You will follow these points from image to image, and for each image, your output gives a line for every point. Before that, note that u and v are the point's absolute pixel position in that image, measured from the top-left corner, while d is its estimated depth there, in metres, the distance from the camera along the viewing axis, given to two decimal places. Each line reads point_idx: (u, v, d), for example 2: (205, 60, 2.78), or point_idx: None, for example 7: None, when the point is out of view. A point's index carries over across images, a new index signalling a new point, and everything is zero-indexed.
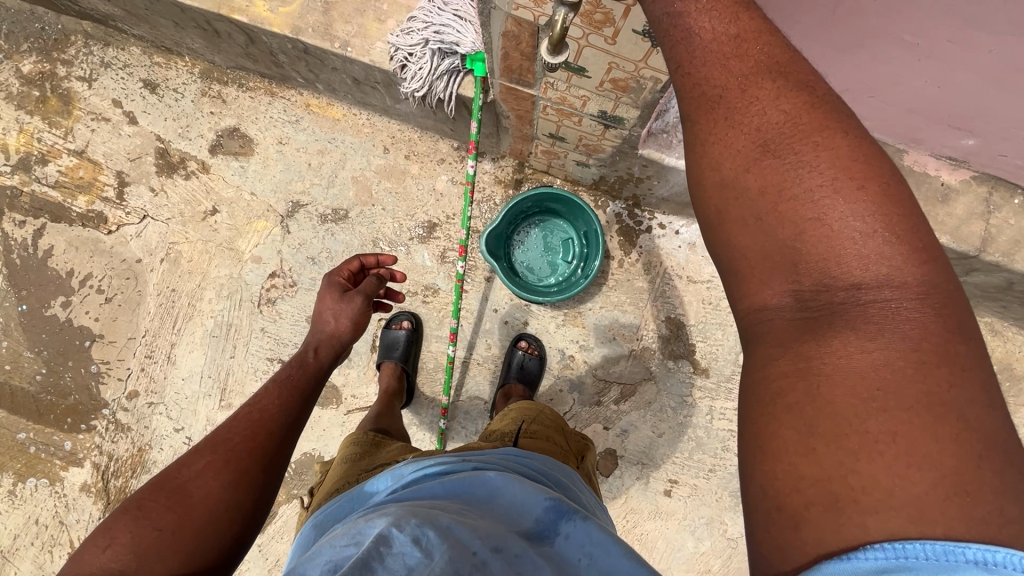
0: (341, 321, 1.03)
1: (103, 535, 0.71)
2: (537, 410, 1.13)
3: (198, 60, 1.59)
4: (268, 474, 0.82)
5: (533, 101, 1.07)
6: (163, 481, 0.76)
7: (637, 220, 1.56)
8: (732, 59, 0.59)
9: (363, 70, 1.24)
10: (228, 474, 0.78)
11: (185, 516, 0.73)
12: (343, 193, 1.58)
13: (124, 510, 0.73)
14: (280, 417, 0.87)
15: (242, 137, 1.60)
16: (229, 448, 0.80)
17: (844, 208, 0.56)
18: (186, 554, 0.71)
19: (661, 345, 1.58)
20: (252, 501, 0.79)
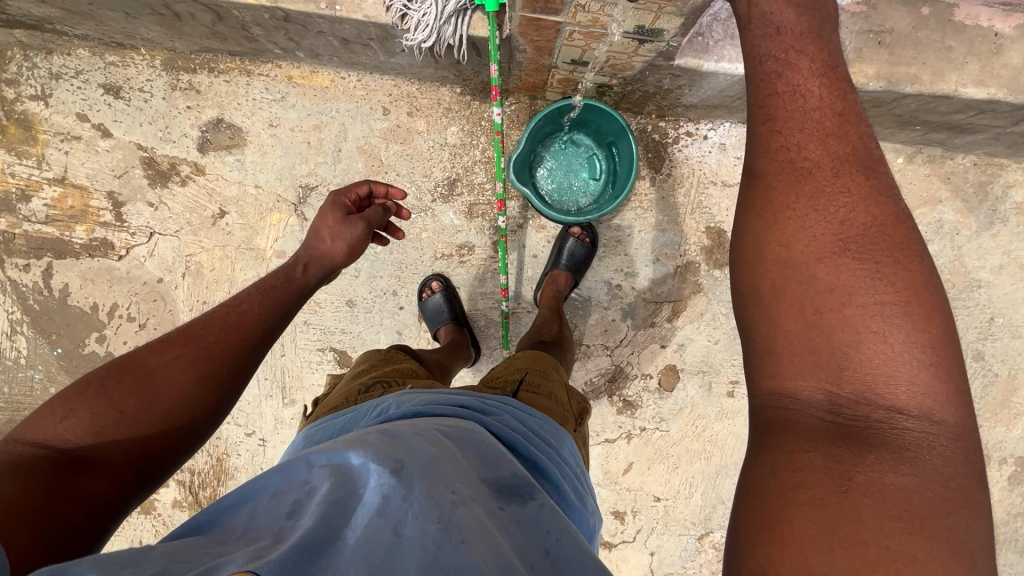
0: (337, 246, 1.09)
1: (64, 405, 0.74)
2: (540, 362, 1.08)
3: (156, 50, 1.43)
4: (233, 379, 0.85)
5: (558, 27, 0.97)
6: (132, 364, 0.79)
7: (663, 133, 1.49)
8: (832, 138, 0.63)
9: (355, 28, 1.11)
10: (194, 370, 0.81)
11: (145, 404, 0.76)
12: (352, 166, 1.49)
13: (88, 385, 0.76)
14: (258, 325, 0.92)
15: (230, 127, 1.47)
16: (202, 344, 0.84)
17: (905, 331, 0.55)
18: (139, 439, 0.75)
19: (706, 256, 1.56)
20: (212, 403, 0.82)
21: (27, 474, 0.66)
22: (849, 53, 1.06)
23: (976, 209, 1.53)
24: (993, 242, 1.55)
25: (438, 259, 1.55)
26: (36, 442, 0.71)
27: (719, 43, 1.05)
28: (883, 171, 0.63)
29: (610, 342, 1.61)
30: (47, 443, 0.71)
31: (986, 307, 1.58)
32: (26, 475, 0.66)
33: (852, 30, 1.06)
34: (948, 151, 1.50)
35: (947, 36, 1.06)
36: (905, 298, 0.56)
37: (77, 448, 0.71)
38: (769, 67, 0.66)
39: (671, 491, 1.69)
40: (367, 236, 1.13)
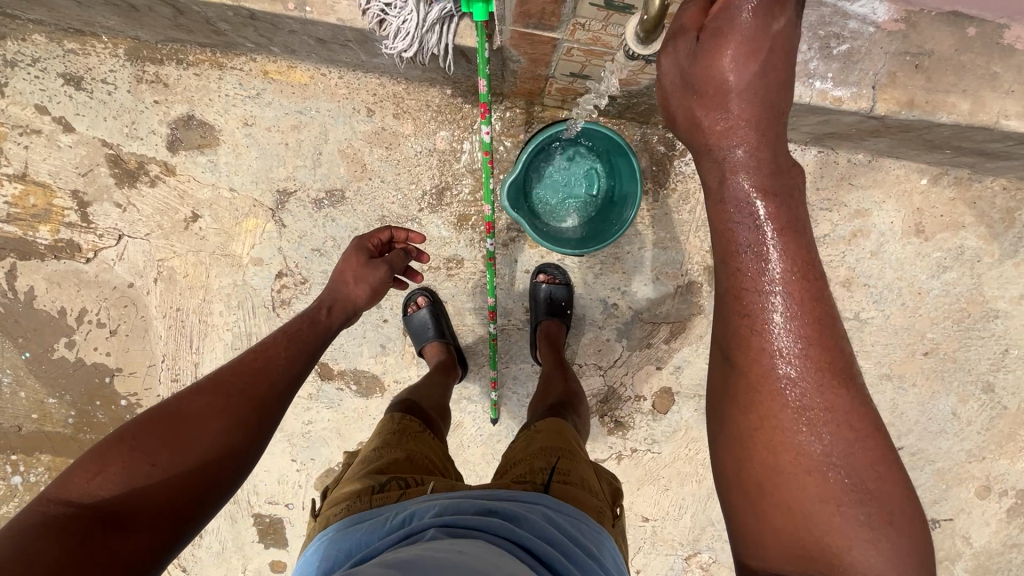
0: (361, 286, 1.07)
1: (97, 458, 0.67)
2: (562, 433, 0.99)
3: (119, 38, 1.30)
4: (265, 427, 0.79)
5: (555, 43, 0.86)
6: (165, 413, 0.73)
7: (670, 144, 1.37)
8: (798, 320, 0.54)
9: (329, 30, 0.99)
10: (227, 417, 0.75)
11: (176, 456, 0.69)
12: (334, 171, 1.39)
13: (120, 438, 0.70)
14: (288, 367, 0.87)
15: (201, 124, 1.36)
16: (236, 389, 0.78)
17: (879, 545, 0.51)
18: (172, 494, 0.68)
19: (709, 276, 1.47)
20: (243, 454, 0.75)
21: (55, 538, 0.59)
22: (882, 77, 0.95)
23: (1000, 236, 1.44)
24: (1015, 272, 1.46)
25: (424, 271, 1.46)
26: (64, 498, 0.64)
27: None
28: (846, 341, 0.57)
29: (603, 362, 1.54)
30: (77, 504, 0.63)
31: (1000, 338, 1.50)
32: (52, 538, 0.58)
33: (886, 51, 0.94)
34: (976, 174, 1.39)
35: (992, 61, 0.95)
36: (857, 434, 0.54)
37: (107, 505, 0.64)
38: (721, 226, 0.58)
39: (660, 511, 1.66)
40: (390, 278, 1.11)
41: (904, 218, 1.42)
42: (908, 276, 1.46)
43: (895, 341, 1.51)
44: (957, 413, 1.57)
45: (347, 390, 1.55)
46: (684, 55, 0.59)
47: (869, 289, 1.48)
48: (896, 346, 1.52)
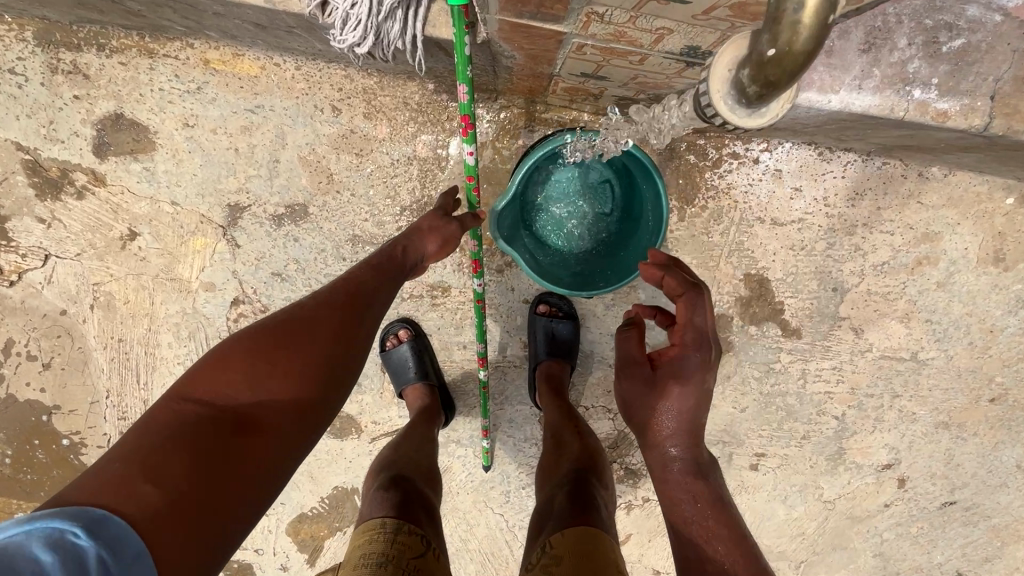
0: (433, 238, 0.92)
1: (216, 362, 0.64)
2: (597, 560, 0.72)
3: (25, 17, 1.06)
4: (368, 342, 0.75)
5: (561, 38, 0.62)
6: (274, 326, 0.69)
7: (701, 153, 1.12)
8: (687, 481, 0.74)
9: (262, 14, 0.75)
10: (333, 332, 0.71)
11: (293, 364, 0.66)
12: (294, 182, 1.15)
13: (236, 345, 0.66)
14: (384, 285, 0.82)
15: (132, 125, 1.12)
16: (343, 304, 0.74)
17: None
18: (285, 406, 0.64)
19: (741, 309, 1.24)
20: (348, 370, 0.71)
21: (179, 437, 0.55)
22: (1004, 83, 0.70)
23: None
24: None
25: (405, 299, 1.25)
26: (188, 396, 0.60)
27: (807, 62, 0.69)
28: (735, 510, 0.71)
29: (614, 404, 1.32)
30: (203, 406, 0.60)
31: None
32: (178, 439, 0.55)
33: (1012, 48, 0.70)
34: None
35: None
36: None
37: (229, 409, 0.61)
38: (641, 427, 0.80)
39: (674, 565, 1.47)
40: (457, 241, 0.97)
41: (980, 244, 1.18)
42: (979, 312, 1.23)
43: (957, 386, 1.29)
44: (1022, 465, 1.36)
45: None
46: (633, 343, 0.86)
47: (931, 326, 1.24)
48: (957, 390, 1.29)
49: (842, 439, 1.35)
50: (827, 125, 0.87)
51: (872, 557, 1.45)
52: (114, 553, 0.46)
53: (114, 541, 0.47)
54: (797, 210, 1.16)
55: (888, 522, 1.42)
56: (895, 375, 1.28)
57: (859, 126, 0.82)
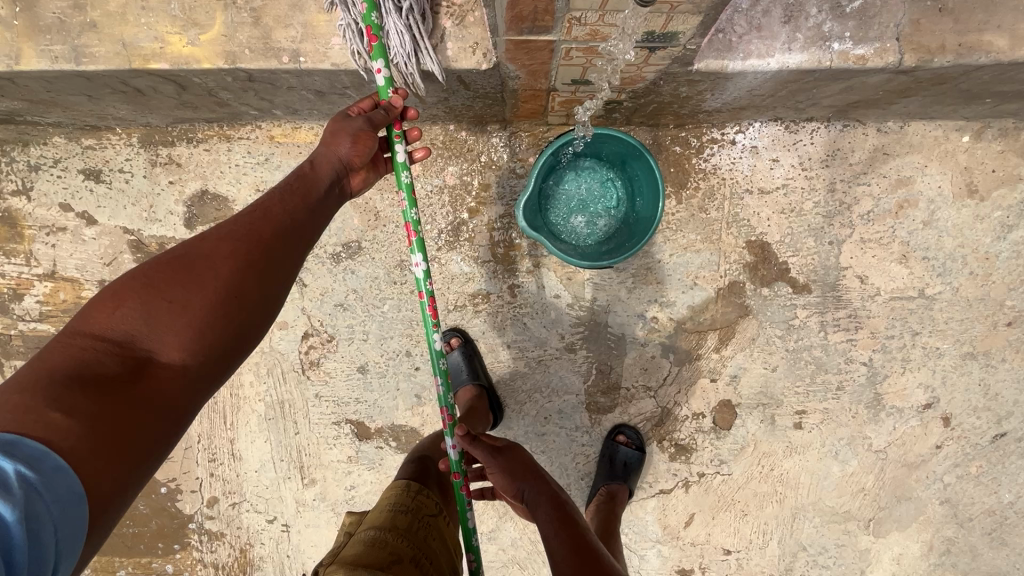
0: (342, 138, 0.85)
1: (111, 296, 0.64)
2: None
3: (132, 127, 1.34)
4: (285, 268, 0.75)
5: (552, 47, 0.83)
6: (170, 258, 0.68)
7: (685, 143, 1.32)
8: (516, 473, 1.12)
9: (326, 78, 0.99)
10: (239, 260, 0.70)
11: (196, 295, 0.67)
12: (348, 223, 1.37)
13: (135, 278, 0.67)
14: (302, 211, 0.79)
15: (215, 197, 1.38)
16: (259, 232, 0.74)
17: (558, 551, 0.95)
18: (194, 339, 0.65)
19: (750, 274, 1.37)
20: (261, 296, 0.72)
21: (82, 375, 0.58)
22: (905, 27, 0.89)
23: None
24: None
25: (451, 311, 1.41)
26: (86, 334, 0.62)
27: (743, 38, 0.88)
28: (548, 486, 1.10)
29: (652, 381, 1.43)
30: (105, 338, 0.62)
31: None
32: (72, 378, 0.57)
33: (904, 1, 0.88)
34: (1022, 121, 1.28)
35: None
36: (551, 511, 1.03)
37: (133, 345, 0.63)
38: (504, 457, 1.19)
39: (743, 541, 1.49)
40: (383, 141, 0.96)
41: (952, 180, 1.32)
42: (970, 242, 1.34)
43: (972, 316, 1.37)
44: None
45: (387, 447, 1.48)
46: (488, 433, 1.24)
47: (928, 262, 1.36)
48: (973, 320, 1.37)
49: (877, 384, 1.41)
50: (778, 92, 1.05)
51: (939, 505, 1.46)
52: (33, 470, 0.49)
53: (33, 459, 0.49)
54: (779, 178, 1.33)
55: (945, 465, 1.44)
56: (909, 314, 1.38)
57: (802, 85, 1.01)
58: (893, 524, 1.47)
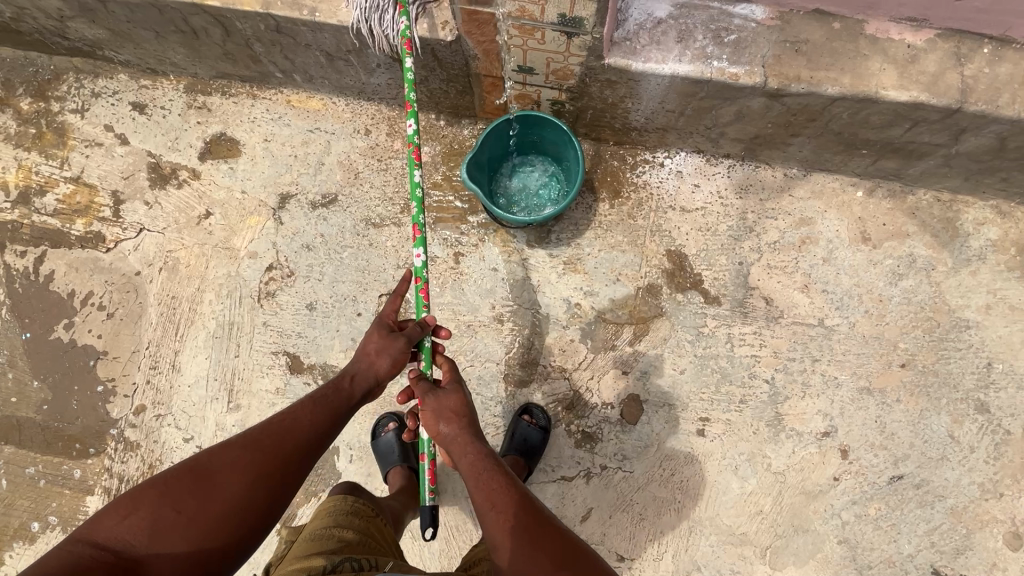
0: (382, 359, 1.04)
1: (127, 504, 0.75)
2: None
3: (182, 76, 1.67)
4: (294, 474, 0.86)
5: (494, 21, 1.11)
6: (187, 473, 0.79)
7: (622, 159, 1.57)
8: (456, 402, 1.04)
9: (333, 35, 1.29)
10: (250, 477, 0.81)
11: (200, 512, 0.76)
12: (330, 178, 1.62)
13: (151, 486, 0.77)
14: (311, 432, 0.90)
15: (229, 140, 1.65)
16: (270, 455, 0.84)
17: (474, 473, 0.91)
18: (197, 534, 0.75)
19: (667, 280, 1.54)
20: (265, 502, 0.82)
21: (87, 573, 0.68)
22: (769, 59, 1.16)
23: (948, 245, 1.49)
24: (973, 280, 1.48)
25: (400, 267, 1.59)
26: (92, 542, 0.71)
27: (644, 47, 1.17)
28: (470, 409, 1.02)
29: (568, 364, 1.53)
30: (108, 543, 0.72)
31: (979, 350, 1.46)
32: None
33: (769, 40, 1.16)
34: (907, 186, 1.50)
35: (860, 46, 1.15)
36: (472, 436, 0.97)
37: (129, 553, 0.72)
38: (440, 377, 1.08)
39: (637, 549, 1.47)
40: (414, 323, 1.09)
41: (848, 226, 1.51)
42: (865, 283, 1.50)
43: (867, 352, 1.48)
44: (955, 436, 1.45)
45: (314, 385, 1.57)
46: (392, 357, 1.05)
47: (827, 295, 1.51)
48: (869, 356, 1.48)
49: (778, 404, 1.49)
50: (684, 109, 1.32)
51: (837, 544, 1.44)
52: None
53: None
54: (699, 200, 1.55)
55: (843, 500, 1.45)
56: (809, 339, 1.50)
57: (699, 102, 1.27)
58: (791, 557, 1.44)
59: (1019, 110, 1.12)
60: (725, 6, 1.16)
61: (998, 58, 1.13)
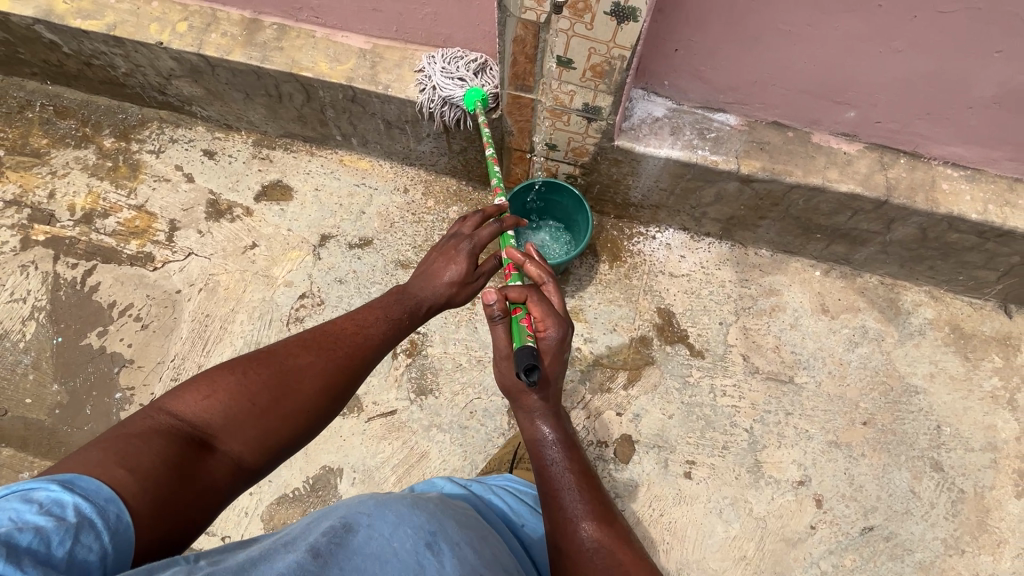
0: (460, 294, 1.23)
1: (206, 386, 0.85)
2: None
3: (252, 133, 1.96)
4: (350, 386, 1.00)
5: (532, 105, 1.43)
6: (264, 367, 0.91)
7: (621, 230, 1.86)
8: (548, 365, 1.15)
9: (398, 107, 1.60)
10: (319, 380, 0.94)
11: (272, 405, 0.88)
12: (369, 224, 1.86)
13: (228, 373, 0.88)
14: (369, 351, 1.04)
15: (284, 186, 1.90)
16: (332, 364, 0.97)
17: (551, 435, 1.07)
18: (268, 424, 0.87)
19: (658, 333, 1.75)
20: (325, 405, 0.95)
21: (171, 440, 0.77)
22: (741, 153, 1.49)
23: (893, 320, 1.76)
24: (917, 352, 1.73)
25: None
26: (171, 414, 0.81)
27: (644, 136, 1.50)
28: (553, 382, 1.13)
29: (567, 403, 1.67)
30: (188, 418, 0.82)
31: (929, 413, 1.66)
32: (155, 437, 0.77)
33: (741, 140, 1.50)
34: (856, 269, 1.80)
35: (809, 150, 1.49)
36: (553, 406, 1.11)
37: (205, 428, 0.82)
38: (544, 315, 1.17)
39: None
40: (492, 238, 1.24)
41: (810, 299, 1.78)
42: (827, 348, 1.73)
43: (833, 408, 1.67)
44: (916, 491, 1.59)
45: None
46: (471, 289, 1.24)
47: (796, 356, 1.72)
48: (834, 413, 1.66)
49: (756, 452, 1.63)
50: (674, 189, 1.62)
51: None
52: (86, 502, 0.64)
53: (88, 494, 0.65)
54: (686, 268, 1.82)
55: (821, 549, 1.54)
56: (782, 394, 1.68)
57: (687, 183, 1.58)
58: None
59: (931, 206, 1.45)
60: (707, 113, 1.52)
61: (912, 167, 1.48)
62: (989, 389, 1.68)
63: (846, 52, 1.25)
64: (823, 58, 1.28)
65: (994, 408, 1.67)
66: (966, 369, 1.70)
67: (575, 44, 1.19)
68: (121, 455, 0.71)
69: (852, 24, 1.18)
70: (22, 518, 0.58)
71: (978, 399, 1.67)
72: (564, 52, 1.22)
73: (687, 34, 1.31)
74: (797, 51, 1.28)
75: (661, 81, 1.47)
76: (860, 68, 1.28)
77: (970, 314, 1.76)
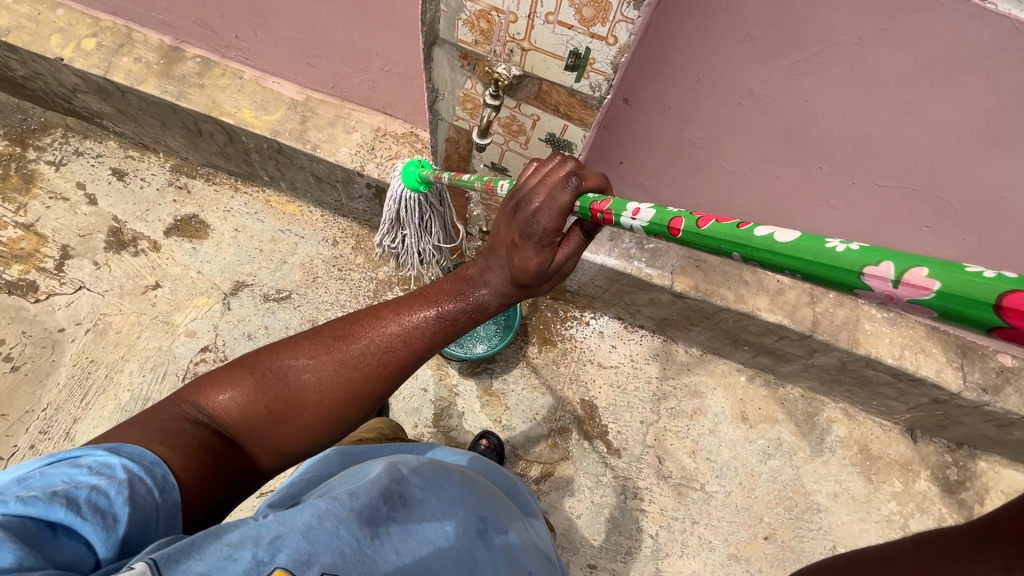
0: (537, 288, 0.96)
1: (232, 378, 0.84)
2: None
3: (171, 157, 1.78)
4: (381, 393, 0.93)
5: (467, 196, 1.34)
6: (288, 369, 0.87)
7: (555, 312, 1.80)
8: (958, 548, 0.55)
9: (327, 167, 1.47)
10: (343, 387, 0.89)
11: (294, 412, 0.85)
12: (289, 276, 1.72)
13: (251, 370, 0.86)
14: (412, 359, 0.95)
15: (200, 222, 1.74)
16: (359, 371, 0.90)
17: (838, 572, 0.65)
18: (284, 429, 0.86)
19: (578, 426, 1.71)
20: (355, 411, 0.91)
21: (197, 432, 0.77)
22: (677, 268, 1.45)
23: (807, 435, 1.78)
24: (824, 469, 1.76)
25: None
26: (191, 404, 0.81)
27: None
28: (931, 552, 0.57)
29: None
30: (208, 411, 0.81)
31: (827, 533, 1.70)
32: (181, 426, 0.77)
33: (679, 255, 1.46)
34: (779, 379, 1.81)
35: (744, 274, 1.47)
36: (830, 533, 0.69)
37: (223, 425, 0.81)
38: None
39: None
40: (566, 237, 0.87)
41: (731, 405, 1.78)
42: (741, 457, 1.74)
43: (738, 520, 1.68)
44: None
45: None
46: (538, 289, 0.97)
47: (710, 463, 1.72)
48: (739, 525, 1.67)
49: (658, 560, 1.61)
50: (609, 288, 1.58)
51: None
52: (134, 462, 0.66)
53: (133, 456, 0.67)
54: (615, 360, 1.78)
55: None
56: (691, 502, 1.68)
57: (621, 286, 1.54)
58: None
59: (850, 345, 1.46)
60: None
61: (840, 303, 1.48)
62: (886, 513, 1.73)
63: (784, 198, 1.23)
64: (763, 199, 1.25)
65: (888, 532, 1.71)
66: (867, 490, 1.75)
67: (509, 157, 1.11)
68: (162, 436, 0.73)
69: (791, 176, 1.16)
70: (75, 480, 0.62)
71: (874, 522, 1.72)
72: (499, 162, 1.14)
73: (632, 152, 1.25)
74: (740, 189, 1.25)
75: (606, 185, 1.41)
76: (798, 213, 1.26)
77: (879, 435, 1.80)
